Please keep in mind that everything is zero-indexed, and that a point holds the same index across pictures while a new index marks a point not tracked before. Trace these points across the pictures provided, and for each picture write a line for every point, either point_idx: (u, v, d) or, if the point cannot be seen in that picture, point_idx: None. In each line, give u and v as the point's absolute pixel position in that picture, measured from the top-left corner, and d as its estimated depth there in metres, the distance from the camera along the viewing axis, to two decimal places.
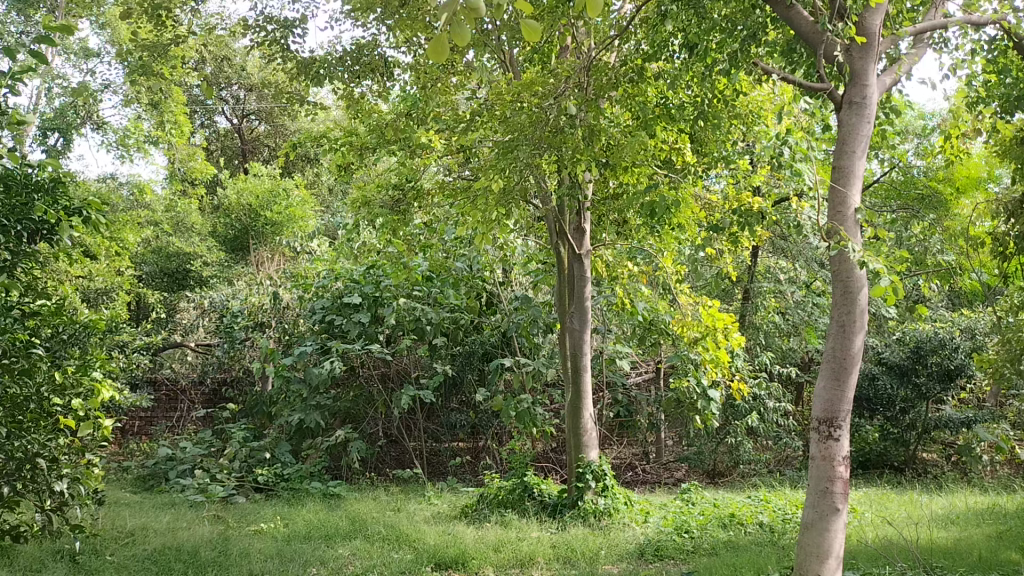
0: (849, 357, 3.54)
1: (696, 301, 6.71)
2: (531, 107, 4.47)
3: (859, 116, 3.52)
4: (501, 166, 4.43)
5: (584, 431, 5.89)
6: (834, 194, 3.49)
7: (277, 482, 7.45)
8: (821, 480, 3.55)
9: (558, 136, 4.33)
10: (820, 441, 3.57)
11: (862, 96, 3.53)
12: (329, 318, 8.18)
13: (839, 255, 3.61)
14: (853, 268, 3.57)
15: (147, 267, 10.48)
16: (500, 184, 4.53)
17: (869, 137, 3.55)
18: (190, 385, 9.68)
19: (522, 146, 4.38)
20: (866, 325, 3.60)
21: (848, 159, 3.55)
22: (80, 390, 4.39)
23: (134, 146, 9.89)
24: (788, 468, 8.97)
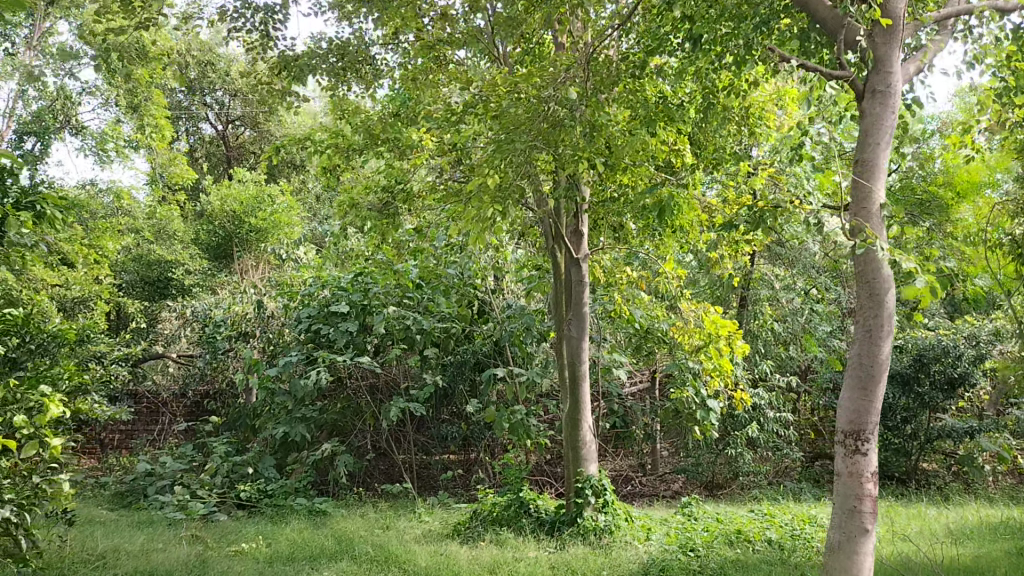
0: (876, 367, 3.46)
1: (699, 306, 6.35)
2: (529, 99, 4.22)
3: (883, 105, 3.49)
4: (496, 163, 4.19)
5: (584, 444, 5.62)
6: (861, 189, 3.47)
7: (260, 498, 7.15)
8: (849, 498, 3.49)
9: (557, 131, 4.08)
10: (846, 457, 3.52)
11: (886, 84, 3.50)
12: (315, 328, 7.88)
13: (863, 256, 3.52)
14: (879, 268, 3.49)
15: (127, 275, 10.29)
16: (495, 183, 4.28)
17: (893, 127, 3.52)
18: (171, 397, 9.41)
19: (519, 140, 4.11)
20: (892, 332, 3.52)
21: (872, 151, 3.53)
22: (27, 408, 3.95)
23: (113, 150, 9.57)
24: (788, 480, 8.75)
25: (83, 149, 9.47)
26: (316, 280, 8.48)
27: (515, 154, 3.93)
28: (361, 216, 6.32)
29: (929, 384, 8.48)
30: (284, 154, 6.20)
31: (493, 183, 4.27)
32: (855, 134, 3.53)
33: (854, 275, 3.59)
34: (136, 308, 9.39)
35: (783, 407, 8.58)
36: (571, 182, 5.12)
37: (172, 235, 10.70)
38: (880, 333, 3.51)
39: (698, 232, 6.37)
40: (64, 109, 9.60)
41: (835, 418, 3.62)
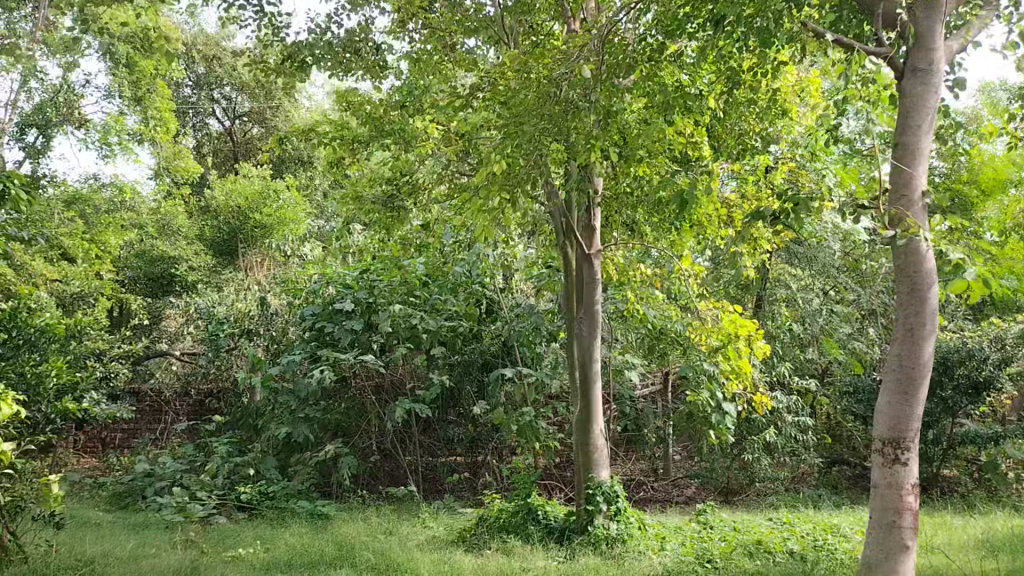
0: (918, 369, 3.27)
1: (716, 305, 6.03)
2: (539, 79, 3.98)
3: (925, 84, 3.39)
4: (505, 149, 3.98)
5: (595, 449, 5.38)
6: (900, 174, 3.38)
7: (261, 500, 6.95)
8: (887, 512, 3.32)
9: (568, 114, 3.82)
10: (884, 467, 3.35)
11: (927, 62, 3.39)
12: (320, 326, 7.69)
13: (905, 247, 3.35)
14: (922, 260, 3.29)
15: (131, 272, 10.13)
16: (504, 171, 4.08)
17: (936, 107, 3.41)
18: (175, 396, 9.31)
19: (529, 123, 3.87)
20: (937, 331, 3.32)
21: (913, 135, 3.42)
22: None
23: (116, 143, 9.25)
24: (804, 486, 8.48)
25: (86, 142, 9.18)
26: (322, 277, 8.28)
27: (525, 136, 3.69)
28: (365, 210, 6.11)
29: (952, 388, 8.21)
30: (287, 146, 6.00)
31: (502, 172, 4.06)
32: (896, 116, 3.43)
33: (895, 269, 3.40)
34: (139, 305, 9.23)
35: (800, 411, 8.34)
36: (583, 174, 4.90)
37: (177, 231, 10.52)
38: (921, 332, 3.29)
39: (715, 228, 6.11)
40: (68, 102, 9.42)
41: (873, 425, 3.45)
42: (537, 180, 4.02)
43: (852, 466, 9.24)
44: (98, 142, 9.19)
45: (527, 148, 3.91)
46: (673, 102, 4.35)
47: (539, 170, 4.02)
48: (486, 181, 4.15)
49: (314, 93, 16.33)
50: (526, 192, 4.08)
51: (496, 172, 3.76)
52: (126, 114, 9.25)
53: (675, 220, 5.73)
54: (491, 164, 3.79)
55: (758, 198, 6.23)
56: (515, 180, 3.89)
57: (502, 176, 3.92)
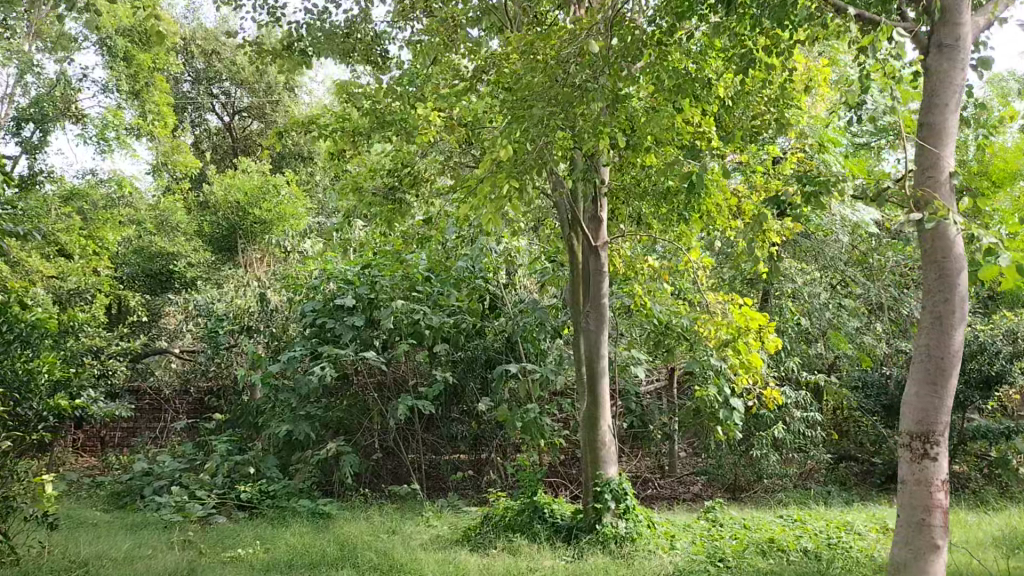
0: (948, 358, 3.19)
1: (726, 299, 5.91)
2: (547, 61, 3.84)
3: (952, 59, 3.35)
4: (512, 135, 3.84)
5: (602, 446, 5.25)
6: (927, 154, 3.34)
7: (262, 499, 6.83)
8: (916, 510, 3.23)
9: (578, 94, 3.67)
10: (913, 463, 3.26)
11: (954, 37, 3.36)
12: (321, 322, 7.56)
13: (932, 232, 3.28)
14: (950, 245, 3.22)
15: (129, 268, 10.00)
16: (511, 158, 3.94)
17: (963, 84, 3.37)
18: (174, 394, 9.20)
19: (537, 104, 3.73)
20: (967, 319, 3.23)
21: (940, 114, 3.38)
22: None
23: (113, 137, 9.09)
24: (813, 483, 8.36)
25: (83, 136, 9.03)
26: (322, 273, 8.16)
27: (534, 120, 3.55)
28: (366, 202, 5.99)
29: (962, 382, 8.12)
30: (286, 137, 5.88)
31: (509, 159, 3.93)
32: (921, 95, 3.40)
33: (923, 255, 3.32)
34: (137, 302, 9.12)
35: (808, 407, 8.22)
36: (590, 164, 4.78)
37: (175, 227, 10.36)
38: (952, 317, 3.21)
39: (725, 220, 5.97)
40: (65, 97, 9.30)
41: (902, 418, 3.36)
42: (545, 166, 3.89)
43: (860, 462, 9.12)
44: (95, 136, 9.03)
45: (534, 134, 3.78)
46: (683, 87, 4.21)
47: (546, 157, 3.89)
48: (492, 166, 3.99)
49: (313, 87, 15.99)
50: (533, 179, 3.94)
51: (503, 158, 3.62)
52: (124, 108, 9.12)
53: (683, 211, 5.59)
54: (498, 150, 3.65)
55: (767, 189, 6.10)
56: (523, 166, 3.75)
57: (509, 162, 3.78)
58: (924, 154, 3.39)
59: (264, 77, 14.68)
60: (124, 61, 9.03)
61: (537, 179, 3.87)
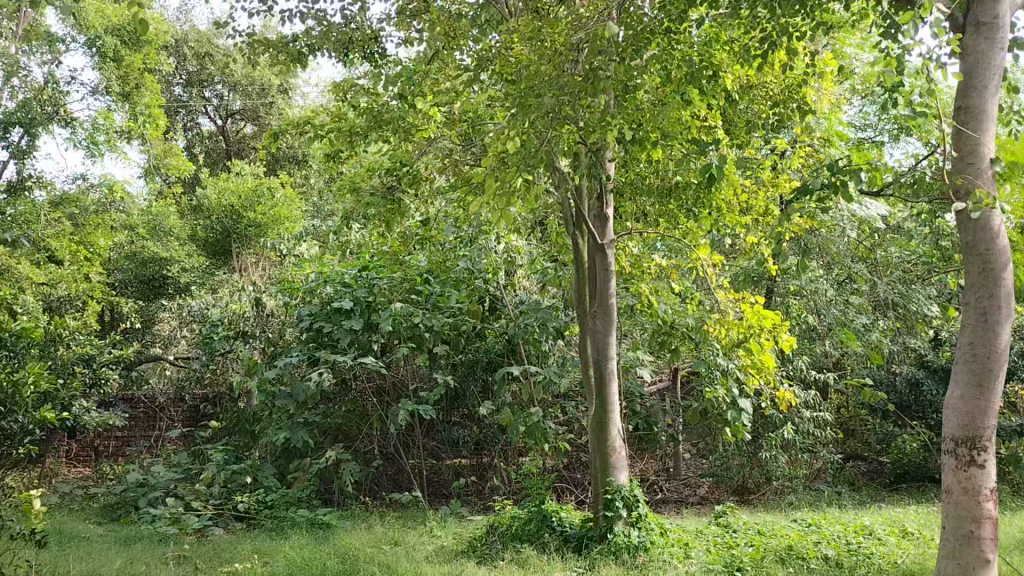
0: (992, 358, 3.39)
1: (737, 298, 5.78)
2: (554, 46, 3.64)
3: (990, 38, 3.54)
4: (520, 124, 3.63)
5: (612, 451, 5.07)
6: (965, 138, 3.57)
7: (260, 510, 6.65)
8: (964, 522, 3.44)
9: (588, 80, 3.48)
10: (959, 470, 3.47)
11: (992, 15, 3.54)
12: (318, 327, 7.36)
13: (970, 227, 3.49)
14: (992, 242, 3.42)
15: (121, 274, 9.81)
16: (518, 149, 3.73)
17: (1002, 61, 3.56)
18: (169, 402, 8.99)
19: (545, 91, 3.54)
20: (1011, 320, 3.43)
21: (979, 95, 3.58)
22: None
23: (103, 141, 8.88)
24: (821, 483, 8.21)
25: (72, 140, 8.78)
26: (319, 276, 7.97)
27: (543, 105, 3.33)
28: (363, 202, 5.79)
29: None
30: (281, 136, 5.68)
31: (516, 150, 3.72)
32: (958, 79, 3.60)
33: (963, 254, 3.52)
34: (130, 308, 8.94)
35: (817, 406, 8.06)
36: (596, 159, 4.61)
37: (169, 232, 10.07)
38: (994, 316, 3.42)
39: (735, 215, 5.81)
40: (53, 99, 9.08)
41: (946, 421, 3.57)
42: (552, 157, 3.68)
43: (867, 461, 9.03)
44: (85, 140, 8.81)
45: (544, 122, 3.57)
46: (696, 75, 4.05)
47: (554, 148, 3.69)
48: (496, 159, 3.80)
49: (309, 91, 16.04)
50: (539, 171, 3.75)
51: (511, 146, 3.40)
52: (114, 110, 8.88)
53: (691, 207, 5.43)
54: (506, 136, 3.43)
55: (775, 184, 5.92)
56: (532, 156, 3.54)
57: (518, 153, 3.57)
58: (962, 133, 3.65)
59: (257, 78, 14.49)
60: (114, 61, 8.81)
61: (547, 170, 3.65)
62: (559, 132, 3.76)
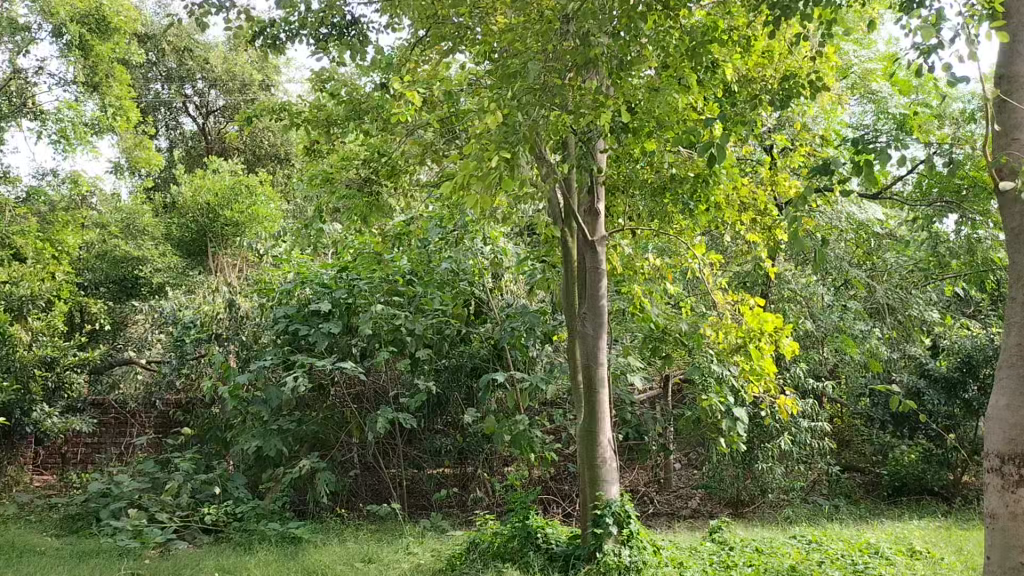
0: None
1: (736, 300, 5.49)
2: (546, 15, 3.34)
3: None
4: (504, 99, 3.30)
5: (602, 462, 4.75)
6: (1010, 109, 3.36)
7: (228, 522, 6.30)
8: (1017, 546, 3.18)
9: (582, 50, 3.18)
10: (1006, 491, 3.20)
11: None
12: (294, 329, 7.00)
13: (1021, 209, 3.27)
14: None
15: (91, 274, 9.34)
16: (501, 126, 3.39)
17: None
18: (140, 407, 8.59)
19: (533, 62, 3.23)
20: None
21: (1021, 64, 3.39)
22: None
23: (73, 134, 8.58)
24: (818, 496, 7.92)
25: (40, 133, 8.49)
26: (297, 276, 7.61)
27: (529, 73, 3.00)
28: (337, 193, 5.45)
29: (977, 388, 7.87)
30: (251, 122, 5.34)
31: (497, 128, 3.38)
32: (1001, 46, 3.40)
33: (1011, 246, 3.30)
34: (99, 309, 8.57)
35: (814, 416, 7.76)
36: (586, 149, 4.34)
37: (141, 231, 9.92)
38: None
39: (735, 211, 5.52)
40: (21, 90, 8.72)
41: (989, 436, 3.31)
42: (536, 137, 3.36)
43: (863, 473, 8.78)
44: (55, 133, 8.52)
45: (529, 98, 3.25)
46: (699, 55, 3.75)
47: (538, 129, 3.38)
48: (479, 141, 3.48)
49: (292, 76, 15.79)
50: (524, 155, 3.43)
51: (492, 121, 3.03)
52: (82, 101, 8.54)
53: (688, 203, 5.14)
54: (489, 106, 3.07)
55: (774, 182, 5.64)
56: (515, 134, 3.20)
57: (500, 130, 3.24)
58: (1004, 106, 3.43)
59: (238, 74, 14.17)
60: (81, 51, 8.48)
61: (531, 150, 3.33)
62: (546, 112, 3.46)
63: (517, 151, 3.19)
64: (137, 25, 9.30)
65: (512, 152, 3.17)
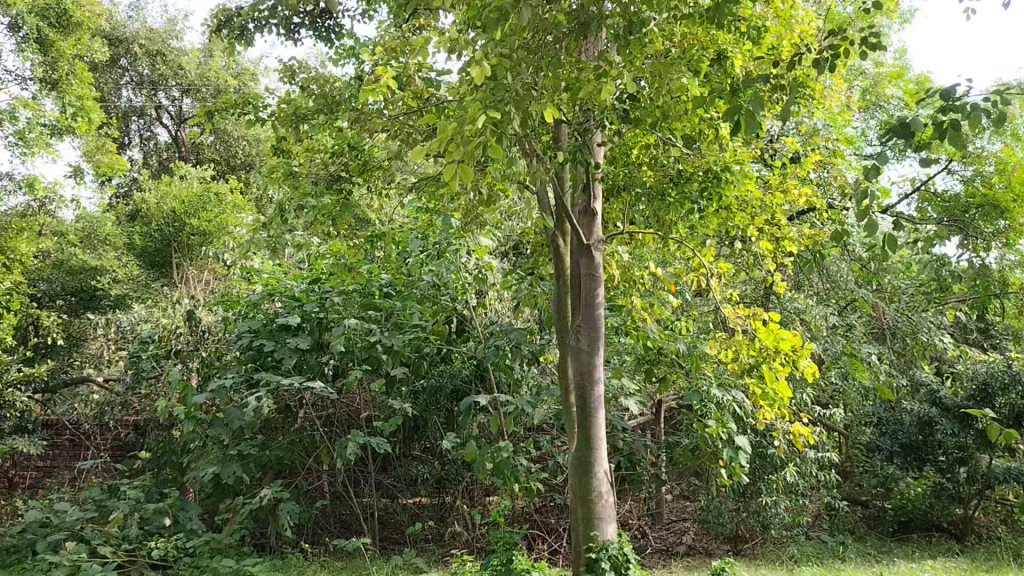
0: None
1: (748, 315, 5.04)
2: None
3: None
4: (495, 54, 2.76)
5: (597, 495, 4.22)
6: None
7: (178, 558, 5.67)
8: None
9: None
10: None
11: None
12: (258, 345, 6.40)
13: None
14: None
15: (45, 285, 8.69)
16: (488, 83, 2.91)
17: None
18: (94, 429, 7.84)
19: (533, 9, 2.69)
20: None
21: None
22: None
23: (36, 138, 7.74)
24: (821, 532, 7.38)
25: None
26: (264, 288, 7.04)
27: (523, 12, 2.51)
28: (303, 189, 4.90)
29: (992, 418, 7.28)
30: (212, 115, 5.07)
31: (482, 85, 2.90)
32: None
33: None
34: (52, 322, 7.96)
35: (817, 446, 7.24)
36: (583, 141, 3.93)
37: (103, 241, 9.30)
38: None
39: (747, 214, 4.99)
40: None
41: None
42: (528, 100, 2.90)
43: (865, 507, 8.20)
44: (15, 136, 7.64)
45: (519, 54, 2.80)
46: (719, 6, 3.06)
47: (531, 93, 2.92)
48: (462, 110, 2.93)
49: (272, 82, 15.41)
50: (517, 126, 2.88)
51: (480, 71, 2.54)
52: (40, 99, 7.91)
53: (699, 203, 4.60)
54: (475, 52, 2.57)
55: (786, 187, 5.15)
56: (507, 92, 2.72)
57: (490, 88, 2.76)
58: None
59: (212, 79, 13.67)
60: (40, 46, 7.94)
61: (522, 113, 2.85)
62: (541, 74, 3.00)
63: (508, 111, 2.72)
64: (101, 21, 8.84)
65: (501, 112, 2.69)
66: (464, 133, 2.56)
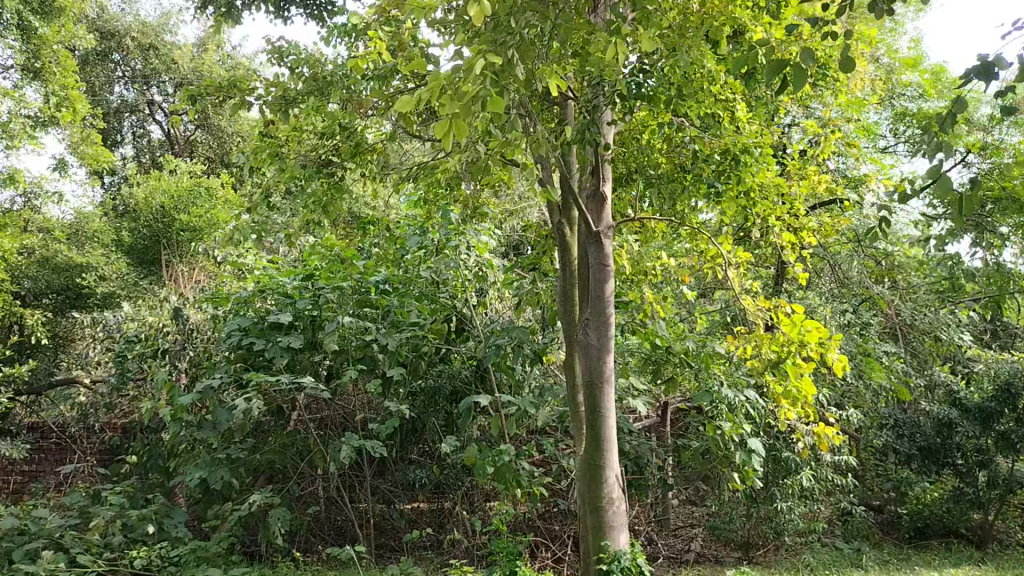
0: None
1: (769, 308, 4.78)
2: None
3: None
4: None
5: (608, 500, 3.95)
6: None
7: (163, 567, 5.29)
8: None
9: None
10: None
11: None
12: (248, 343, 5.98)
13: None
14: None
15: (30, 282, 8.34)
16: (486, 31, 2.60)
17: None
18: (79, 431, 7.49)
19: None
20: None
21: None
22: None
23: (20, 127, 7.49)
24: (834, 538, 7.07)
25: None
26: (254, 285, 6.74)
27: None
28: (292, 173, 4.58)
29: (1013, 420, 7.04)
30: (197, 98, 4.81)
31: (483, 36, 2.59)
32: None
33: None
34: (34, 320, 7.62)
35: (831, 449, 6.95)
36: (592, 118, 3.64)
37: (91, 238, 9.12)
38: None
39: (766, 202, 4.70)
40: None
41: None
42: (536, 55, 2.60)
43: (879, 512, 7.72)
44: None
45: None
46: None
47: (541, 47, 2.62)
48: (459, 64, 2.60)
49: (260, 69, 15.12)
50: (520, 80, 2.57)
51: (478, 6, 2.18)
52: (22, 87, 7.66)
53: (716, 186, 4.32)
54: None
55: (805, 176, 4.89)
56: (508, 39, 2.42)
57: (489, 37, 2.46)
58: None
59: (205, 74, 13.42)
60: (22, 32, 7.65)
61: (526, 67, 2.54)
62: (552, 29, 2.70)
63: (510, 61, 2.41)
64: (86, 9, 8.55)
65: (502, 59, 2.38)
66: (460, 82, 2.26)
